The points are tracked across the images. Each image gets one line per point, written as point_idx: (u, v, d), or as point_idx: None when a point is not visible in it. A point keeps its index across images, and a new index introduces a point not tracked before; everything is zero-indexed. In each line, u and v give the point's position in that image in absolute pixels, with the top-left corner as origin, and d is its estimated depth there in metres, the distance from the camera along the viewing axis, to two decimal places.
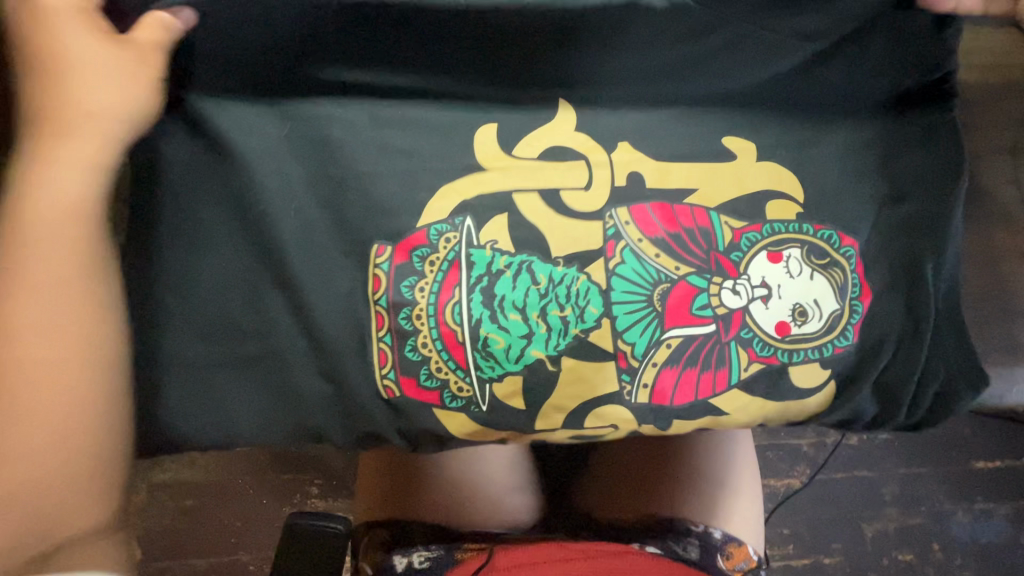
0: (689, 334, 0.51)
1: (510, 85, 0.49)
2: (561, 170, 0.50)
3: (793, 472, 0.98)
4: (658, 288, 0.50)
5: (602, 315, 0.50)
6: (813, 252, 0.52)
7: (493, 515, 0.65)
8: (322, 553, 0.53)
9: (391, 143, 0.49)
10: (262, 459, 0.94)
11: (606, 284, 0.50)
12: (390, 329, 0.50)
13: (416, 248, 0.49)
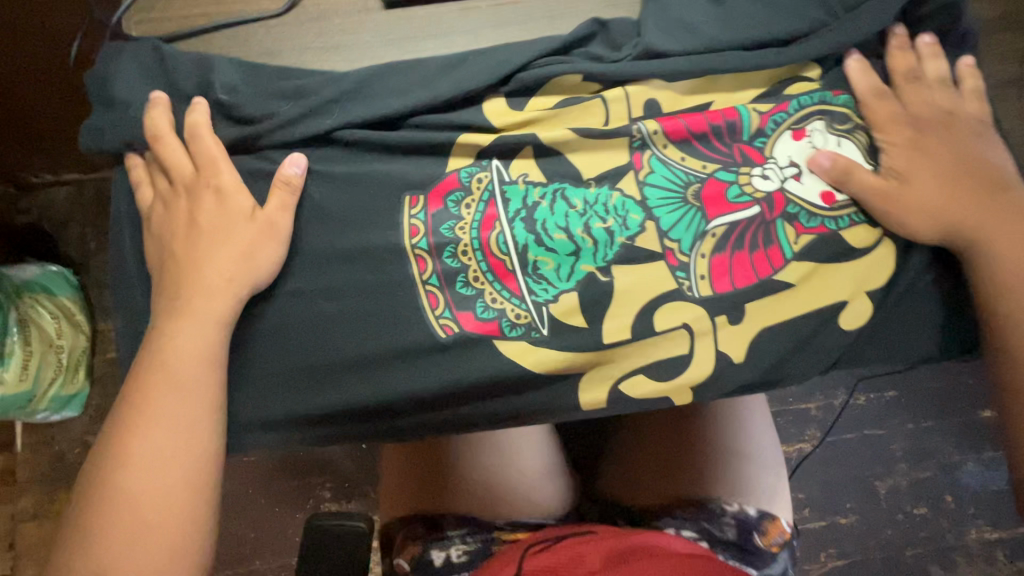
0: (732, 221, 0.48)
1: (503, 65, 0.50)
2: (576, 111, 0.50)
3: (804, 436, 0.96)
4: (691, 188, 0.48)
5: (645, 220, 0.48)
6: (835, 120, 0.49)
7: (530, 507, 0.57)
8: (346, 554, 0.51)
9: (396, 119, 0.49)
10: (268, 469, 0.92)
11: (640, 194, 0.48)
12: (435, 271, 0.48)
13: (449, 193, 0.49)
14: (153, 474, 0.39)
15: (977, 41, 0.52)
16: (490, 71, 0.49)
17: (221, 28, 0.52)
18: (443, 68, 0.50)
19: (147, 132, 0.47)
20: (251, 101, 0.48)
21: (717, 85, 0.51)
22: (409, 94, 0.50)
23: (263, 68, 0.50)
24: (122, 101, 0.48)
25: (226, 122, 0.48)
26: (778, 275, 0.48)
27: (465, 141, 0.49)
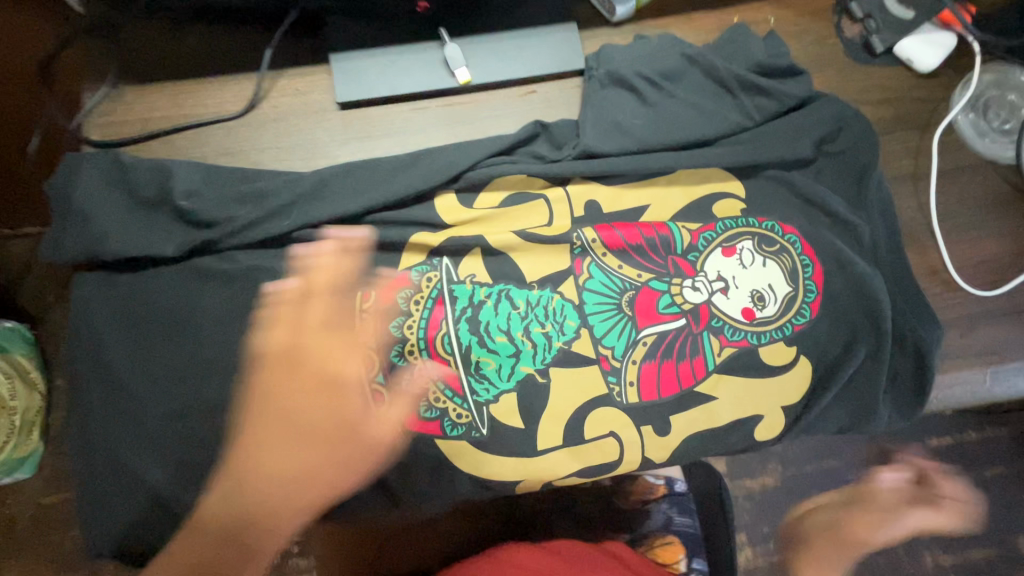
0: (662, 331, 0.53)
1: (451, 161, 0.54)
2: (520, 210, 0.54)
3: None
4: (626, 296, 0.53)
5: (581, 325, 0.52)
6: (764, 241, 0.54)
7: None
8: None
9: (349, 217, 0.52)
10: None
11: (578, 299, 0.52)
12: (382, 368, 0.50)
13: (399, 292, 0.51)
14: None
15: (879, 141, 0.58)
16: (436, 174, 0.53)
17: (180, 130, 0.54)
18: (396, 168, 0.54)
19: (112, 240, 0.50)
20: (212, 206, 0.51)
21: (653, 189, 0.56)
22: (361, 194, 0.52)
23: (220, 172, 0.52)
24: (83, 209, 0.50)
25: (186, 228, 0.51)
26: (698, 385, 0.53)
27: (418, 239, 0.52)
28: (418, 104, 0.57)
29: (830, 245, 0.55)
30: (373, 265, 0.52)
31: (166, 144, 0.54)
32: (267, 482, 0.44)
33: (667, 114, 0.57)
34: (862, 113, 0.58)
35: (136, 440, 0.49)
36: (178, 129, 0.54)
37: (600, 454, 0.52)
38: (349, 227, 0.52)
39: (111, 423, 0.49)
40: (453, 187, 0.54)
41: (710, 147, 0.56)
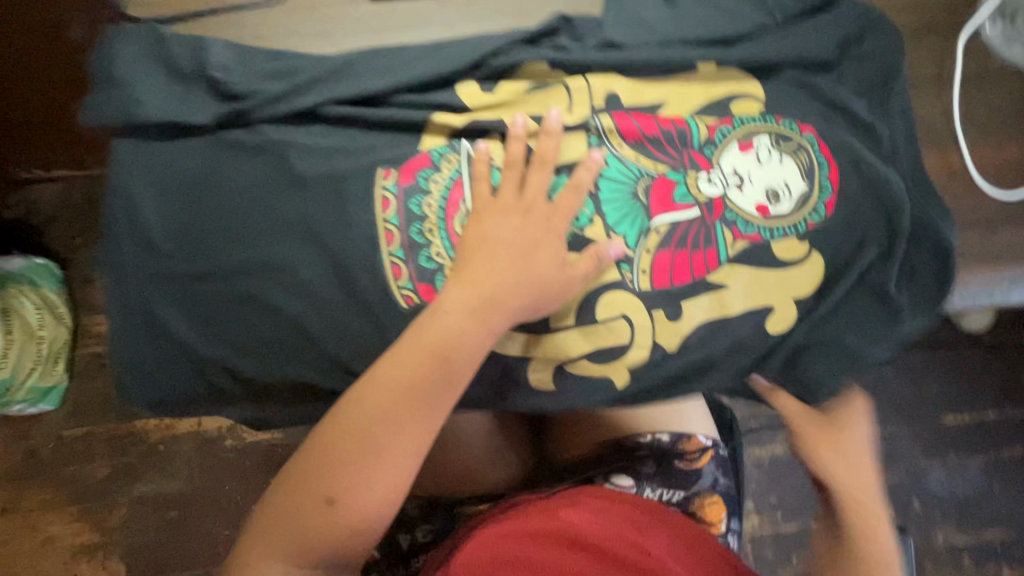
0: (674, 222, 0.52)
1: (474, 51, 0.55)
2: (541, 96, 0.54)
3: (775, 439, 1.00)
4: (641, 185, 0.52)
5: (596, 213, 0.52)
6: (781, 138, 0.53)
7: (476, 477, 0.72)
8: None
9: (375, 98, 0.54)
10: (247, 467, 1.04)
11: (595, 187, 0.52)
12: (402, 244, 0.50)
13: (420, 170, 0.51)
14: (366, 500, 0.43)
15: (900, 53, 0.58)
16: (459, 60, 0.54)
17: (216, 14, 0.57)
18: (421, 55, 0.55)
19: (148, 107, 0.51)
20: (245, 81, 0.52)
21: (672, 84, 0.55)
22: (389, 78, 0.54)
23: (254, 52, 0.54)
24: (121, 78, 0.52)
25: (217, 101, 0.52)
26: (710, 275, 0.53)
27: (439, 121, 0.53)
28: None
29: (851, 144, 0.54)
30: (393, 143, 0.53)
31: (204, 27, 0.57)
32: (382, 402, 0.43)
33: (688, 15, 0.57)
34: (882, 22, 0.58)
35: (160, 298, 0.50)
36: (215, 13, 0.56)
37: (608, 335, 0.52)
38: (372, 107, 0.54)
39: (135, 281, 0.50)
40: (476, 74, 0.55)
41: (730, 46, 0.56)
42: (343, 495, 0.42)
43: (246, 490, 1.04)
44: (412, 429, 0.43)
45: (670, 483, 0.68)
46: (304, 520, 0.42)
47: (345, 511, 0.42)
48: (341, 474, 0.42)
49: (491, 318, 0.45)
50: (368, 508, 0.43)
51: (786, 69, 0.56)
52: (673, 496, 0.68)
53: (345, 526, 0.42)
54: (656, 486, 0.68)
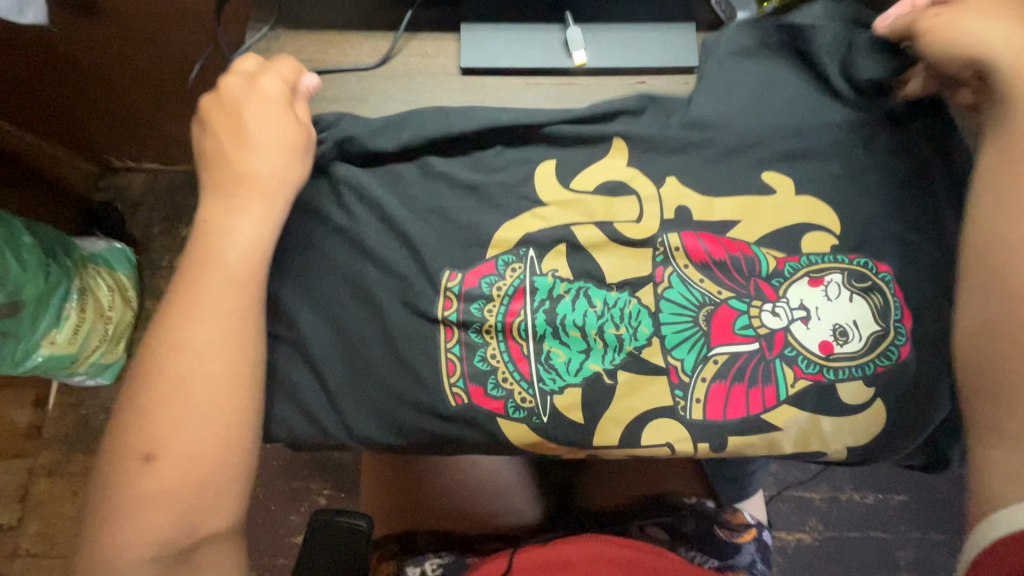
0: (734, 352, 0.52)
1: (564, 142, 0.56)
2: (611, 201, 0.54)
3: (805, 526, 1.08)
4: (703, 311, 0.53)
5: (654, 334, 0.52)
6: (850, 277, 0.53)
7: (494, 520, 0.73)
8: (344, 545, 0.59)
9: (461, 178, 0.55)
10: (278, 466, 1.12)
11: (655, 306, 0.53)
12: (458, 340, 0.52)
13: (485, 275, 0.53)
14: (195, 439, 0.43)
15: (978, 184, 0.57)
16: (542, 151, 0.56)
17: (323, 73, 0.61)
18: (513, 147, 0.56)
19: None
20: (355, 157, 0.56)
21: (745, 203, 0.54)
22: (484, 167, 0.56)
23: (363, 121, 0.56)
24: None
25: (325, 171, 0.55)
26: (768, 412, 0.52)
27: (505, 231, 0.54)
28: (532, 79, 0.61)
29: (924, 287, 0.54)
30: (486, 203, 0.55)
31: None
32: (187, 369, 0.44)
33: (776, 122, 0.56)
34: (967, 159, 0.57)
35: None
36: (322, 73, 0.60)
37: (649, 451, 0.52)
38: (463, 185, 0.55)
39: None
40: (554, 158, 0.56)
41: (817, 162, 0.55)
42: (163, 453, 0.43)
43: (273, 488, 1.11)
44: (229, 387, 0.45)
45: (705, 548, 0.70)
46: (140, 489, 0.42)
47: (164, 467, 0.42)
48: (152, 421, 0.43)
49: (228, 288, 0.46)
50: (168, 477, 0.42)
51: (870, 194, 0.55)
52: (704, 560, 0.70)
53: (165, 485, 0.42)
54: (689, 548, 0.70)
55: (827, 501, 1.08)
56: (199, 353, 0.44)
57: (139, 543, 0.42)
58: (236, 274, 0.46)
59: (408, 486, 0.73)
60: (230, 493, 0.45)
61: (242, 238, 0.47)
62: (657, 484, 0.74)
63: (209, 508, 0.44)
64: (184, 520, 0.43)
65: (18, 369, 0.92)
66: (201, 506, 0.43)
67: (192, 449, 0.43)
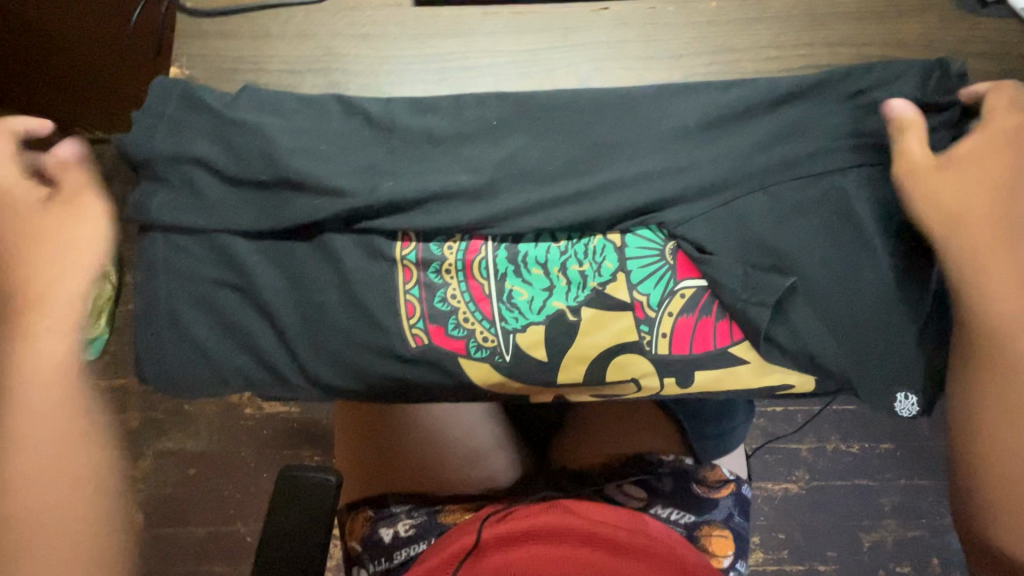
0: (703, 286, 0.50)
1: (538, 103, 0.52)
2: (586, 152, 0.51)
3: (791, 477, 1.08)
4: (670, 245, 0.50)
5: (618, 270, 0.50)
6: None
7: (472, 476, 0.71)
8: (312, 501, 0.59)
9: (428, 134, 0.51)
10: (266, 435, 1.12)
11: (621, 240, 0.51)
12: (418, 281, 0.51)
13: None
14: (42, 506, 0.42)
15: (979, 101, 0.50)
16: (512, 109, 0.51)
17: (268, 9, 0.57)
18: (479, 107, 0.52)
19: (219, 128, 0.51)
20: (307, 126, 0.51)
21: (730, 142, 0.50)
22: (454, 126, 0.51)
23: (319, 100, 0.53)
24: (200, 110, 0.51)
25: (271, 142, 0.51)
26: (735, 345, 0.51)
27: (475, 186, 0.50)
28: (489, 9, 0.57)
29: None
30: (438, 165, 0.51)
31: (254, 21, 0.57)
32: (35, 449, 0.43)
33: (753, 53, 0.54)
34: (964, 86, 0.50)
35: (186, 300, 0.51)
36: (266, 7, 0.56)
37: (612, 388, 0.52)
38: (412, 136, 0.51)
39: (166, 280, 0.51)
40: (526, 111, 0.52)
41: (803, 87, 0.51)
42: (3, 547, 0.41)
43: (261, 456, 1.11)
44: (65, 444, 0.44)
45: (681, 504, 0.68)
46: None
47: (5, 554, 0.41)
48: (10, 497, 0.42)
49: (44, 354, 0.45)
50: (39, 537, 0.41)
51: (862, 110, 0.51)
52: (680, 517, 0.68)
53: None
54: (666, 505, 0.68)
55: (813, 452, 1.09)
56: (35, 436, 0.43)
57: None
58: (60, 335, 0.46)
59: (379, 450, 0.72)
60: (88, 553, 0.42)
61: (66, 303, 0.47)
62: (634, 442, 0.72)
63: None
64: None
65: None
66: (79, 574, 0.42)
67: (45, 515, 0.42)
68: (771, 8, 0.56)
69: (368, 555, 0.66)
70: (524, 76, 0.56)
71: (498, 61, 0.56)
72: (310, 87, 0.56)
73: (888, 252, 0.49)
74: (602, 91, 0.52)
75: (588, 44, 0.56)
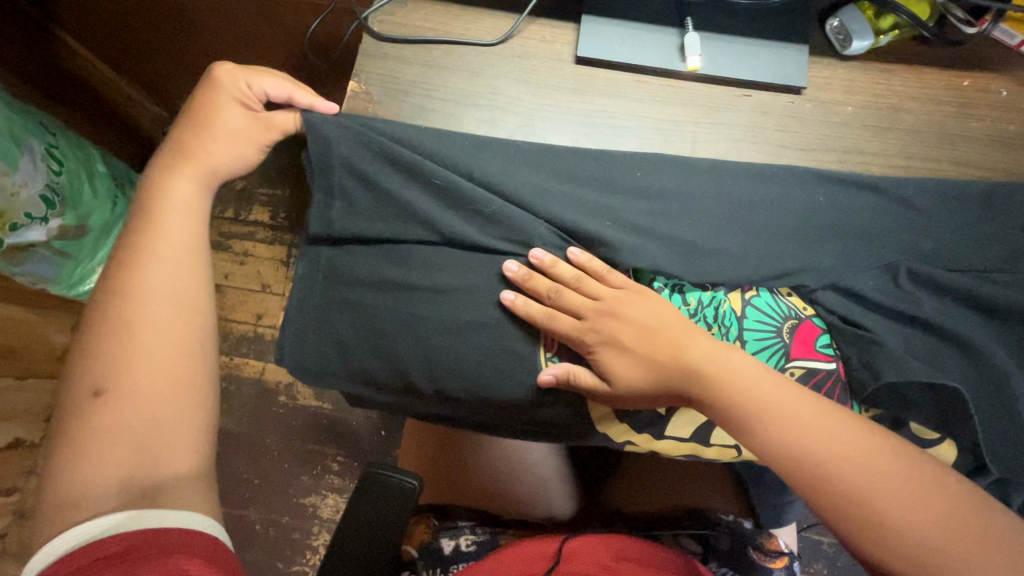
0: (812, 367, 0.54)
1: (687, 174, 0.57)
2: (722, 227, 0.56)
3: (810, 568, 1.07)
4: (787, 323, 0.55)
5: (737, 339, 0.55)
6: (945, 316, 0.53)
7: (533, 505, 0.74)
8: (394, 500, 0.61)
9: (586, 182, 0.57)
10: (297, 427, 1.14)
11: (742, 311, 0.55)
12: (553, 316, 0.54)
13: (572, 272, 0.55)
14: (140, 373, 0.43)
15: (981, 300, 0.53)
16: (664, 176, 0.57)
17: (445, 44, 0.62)
18: (634, 166, 0.57)
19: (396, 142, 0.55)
20: (483, 161, 0.56)
21: (857, 242, 0.55)
22: (608, 182, 0.57)
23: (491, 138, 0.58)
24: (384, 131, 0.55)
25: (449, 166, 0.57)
26: None
27: (621, 239, 0.55)
28: (641, 77, 0.62)
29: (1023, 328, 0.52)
30: (598, 202, 0.56)
31: (430, 53, 0.62)
32: (152, 318, 0.45)
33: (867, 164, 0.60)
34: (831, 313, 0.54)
35: (333, 294, 0.55)
36: (444, 42, 0.62)
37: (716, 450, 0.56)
38: (568, 166, 0.57)
39: (321, 276, 0.56)
40: (675, 177, 0.57)
41: (917, 203, 0.56)
42: (114, 390, 0.42)
43: (288, 446, 1.13)
44: (177, 310, 0.47)
45: (735, 565, 0.70)
46: (86, 462, 0.40)
47: (114, 404, 0.42)
48: (114, 360, 0.43)
49: (176, 244, 0.48)
50: (121, 403, 0.42)
51: (979, 229, 0.55)
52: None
53: (115, 421, 0.41)
54: (720, 564, 0.70)
55: (834, 546, 1.07)
56: (163, 308, 0.46)
57: (96, 484, 0.39)
58: (198, 200, 0.51)
59: (447, 463, 0.74)
60: (191, 415, 0.44)
61: (207, 159, 0.51)
62: (696, 497, 0.73)
63: (163, 453, 0.42)
64: (135, 474, 0.40)
65: (74, 292, 0.98)
66: (155, 440, 0.42)
67: (141, 381, 0.43)
68: (901, 119, 0.61)
69: (422, 561, 0.67)
70: (666, 142, 0.61)
71: (642, 126, 0.61)
72: (471, 119, 0.62)
73: (1000, 360, 0.51)
74: (741, 170, 0.57)
75: (726, 124, 0.61)
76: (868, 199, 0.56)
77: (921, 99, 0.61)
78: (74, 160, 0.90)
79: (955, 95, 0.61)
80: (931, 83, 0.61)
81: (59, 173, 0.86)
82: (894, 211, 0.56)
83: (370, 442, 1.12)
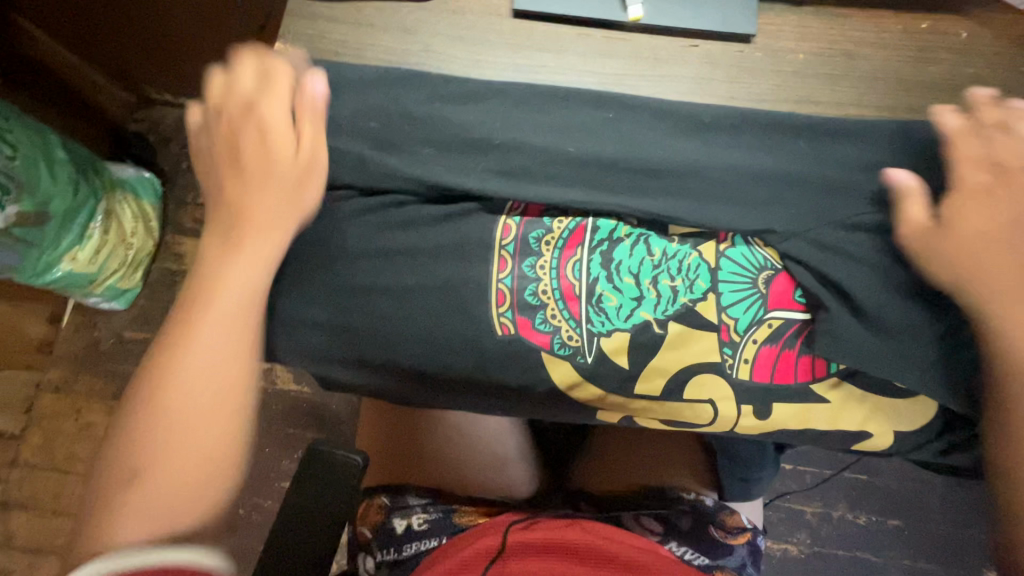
0: (790, 318, 0.52)
1: (622, 123, 0.55)
2: (660, 175, 0.53)
3: (793, 538, 1.05)
4: (762, 274, 0.53)
5: (709, 290, 0.52)
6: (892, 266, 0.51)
7: (489, 484, 0.73)
8: (341, 479, 0.60)
9: (512, 123, 0.55)
10: (274, 411, 1.12)
11: (715, 263, 0.53)
12: (511, 273, 0.53)
13: (532, 232, 0.54)
14: (194, 441, 0.44)
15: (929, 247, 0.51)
16: (595, 121, 0.55)
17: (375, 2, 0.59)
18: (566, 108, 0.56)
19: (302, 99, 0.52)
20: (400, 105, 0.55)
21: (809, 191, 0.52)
22: (534, 124, 0.55)
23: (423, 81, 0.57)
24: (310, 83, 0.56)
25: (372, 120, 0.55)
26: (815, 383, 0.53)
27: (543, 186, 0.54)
28: (582, 31, 0.59)
29: None
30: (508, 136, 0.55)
31: (359, 12, 0.59)
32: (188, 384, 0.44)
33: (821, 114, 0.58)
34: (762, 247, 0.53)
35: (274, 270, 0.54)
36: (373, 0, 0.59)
37: (676, 411, 0.55)
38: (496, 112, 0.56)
39: None
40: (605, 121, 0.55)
41: (869, 150, 0.53)
42: (135, 454, 0.43)
43: (268, 430, 1.12)
44: (227, 373, 0.46)
45: (693, 543, 0.66)
46: (113, 530, 0.40)
47: (152, 481, 0.42)
48: (186, 434, 0.44)
49: (239, 318, 0.47)
50: (162, 474, 0.42)
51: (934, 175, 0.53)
52: (694, 557, 0.65)
53: (156, 487, 0.42)
54: (681, 543, 0.66)
55: (817, 517, 1.05)
56: (199, 369, 0.45)
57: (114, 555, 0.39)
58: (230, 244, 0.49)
59: (402, 445, 0.73)
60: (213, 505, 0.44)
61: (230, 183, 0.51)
62: (655, 474, 0.72)
63: (182, 529, 0.42)
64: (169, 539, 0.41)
65: (38, 280, 0.93)
66: (162, 509, 0.41)
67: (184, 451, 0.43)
68: (857, 66, 0.58)
69: (376, 542, 0.65)
70: None
71: (583, 79, 0.59)
72: None
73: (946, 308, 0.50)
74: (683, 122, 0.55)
75: (672, 77, 0.59)
76: (817, 148, 0.54)
77: (877, 44, 0.58)
78: (28, 145, 0.84)
79: (912, 38, 0.58)
80: (887, 27, 0.58)
81: (13, 158, 0.82)
82: (847, 159, 0.53)
83: (348, 424, 1.11)
